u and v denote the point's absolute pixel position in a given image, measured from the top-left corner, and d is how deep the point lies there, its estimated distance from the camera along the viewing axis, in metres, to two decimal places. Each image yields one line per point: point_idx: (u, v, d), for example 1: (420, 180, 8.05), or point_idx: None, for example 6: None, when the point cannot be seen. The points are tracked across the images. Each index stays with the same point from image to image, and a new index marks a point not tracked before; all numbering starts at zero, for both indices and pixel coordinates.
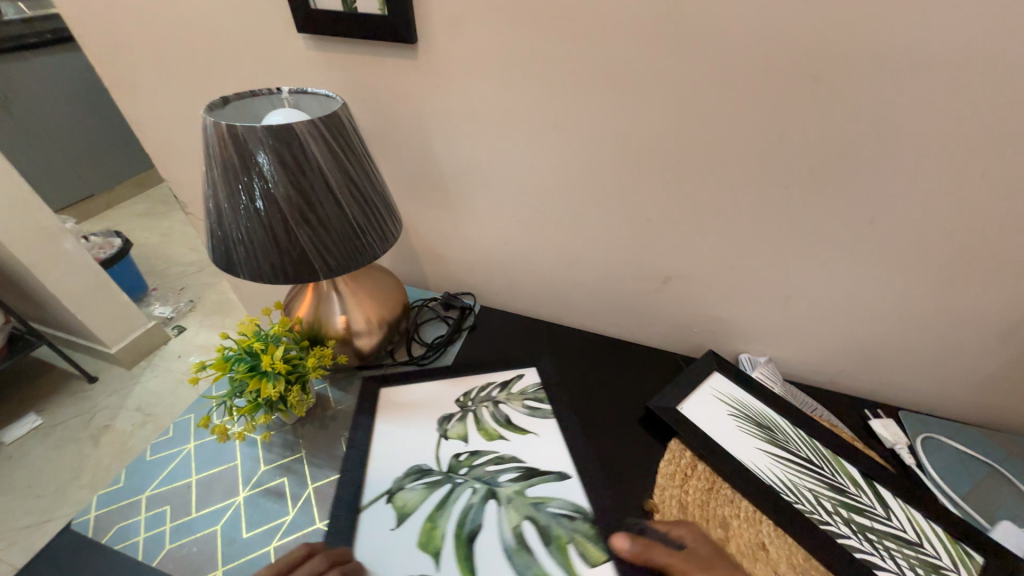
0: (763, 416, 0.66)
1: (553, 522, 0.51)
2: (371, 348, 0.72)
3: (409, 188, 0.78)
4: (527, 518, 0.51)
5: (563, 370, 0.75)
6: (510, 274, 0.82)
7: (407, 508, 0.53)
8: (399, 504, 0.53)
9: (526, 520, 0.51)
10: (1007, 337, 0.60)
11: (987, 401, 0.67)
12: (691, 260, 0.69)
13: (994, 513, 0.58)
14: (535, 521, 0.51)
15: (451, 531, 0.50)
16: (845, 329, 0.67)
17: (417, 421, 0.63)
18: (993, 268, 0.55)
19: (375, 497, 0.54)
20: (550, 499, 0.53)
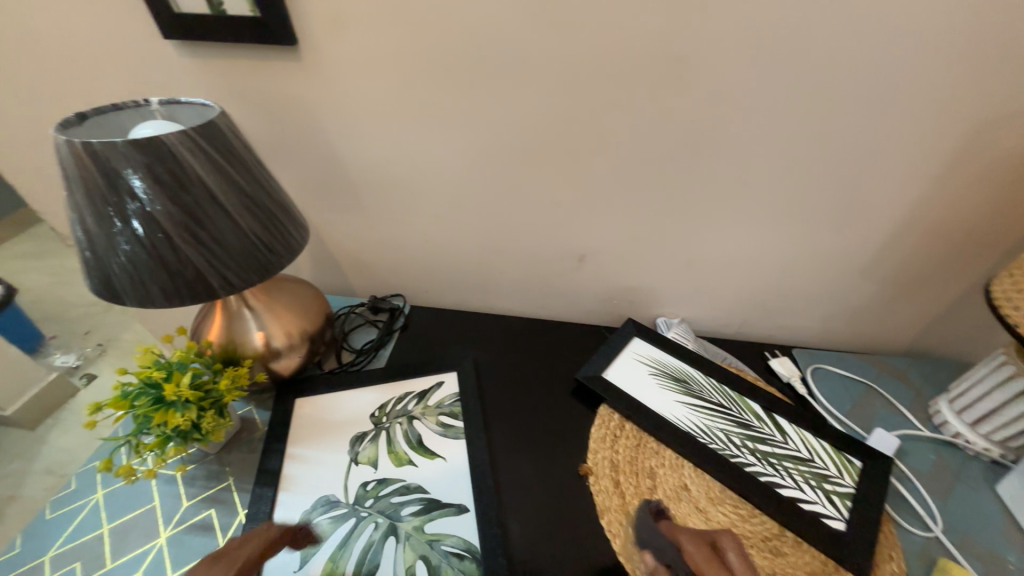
0: (679, 370, 0.70)
1: (444, 561, 0.52)
2: (295, 366, 0.69)
3: (316, 196, 0.74)
4: (420, 558, 0.52)
5: (492, 361, 0.75)
6: (434, 271, 0.81)
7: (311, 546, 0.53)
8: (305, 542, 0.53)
9: (420, 559, 0.52)
10: (867, 274, 0.69)
11: (863, 330, 0.76)
12: (604, 238, 0.71)
13: (870, 424, 0.67)
14: (428, 560, 0.52)
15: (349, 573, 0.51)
16: (742, 284, 0.73)
17: (332, 438, 0.64)
18: (849, 214, 0.62)
19: None
20: (446, 536, 0.54)
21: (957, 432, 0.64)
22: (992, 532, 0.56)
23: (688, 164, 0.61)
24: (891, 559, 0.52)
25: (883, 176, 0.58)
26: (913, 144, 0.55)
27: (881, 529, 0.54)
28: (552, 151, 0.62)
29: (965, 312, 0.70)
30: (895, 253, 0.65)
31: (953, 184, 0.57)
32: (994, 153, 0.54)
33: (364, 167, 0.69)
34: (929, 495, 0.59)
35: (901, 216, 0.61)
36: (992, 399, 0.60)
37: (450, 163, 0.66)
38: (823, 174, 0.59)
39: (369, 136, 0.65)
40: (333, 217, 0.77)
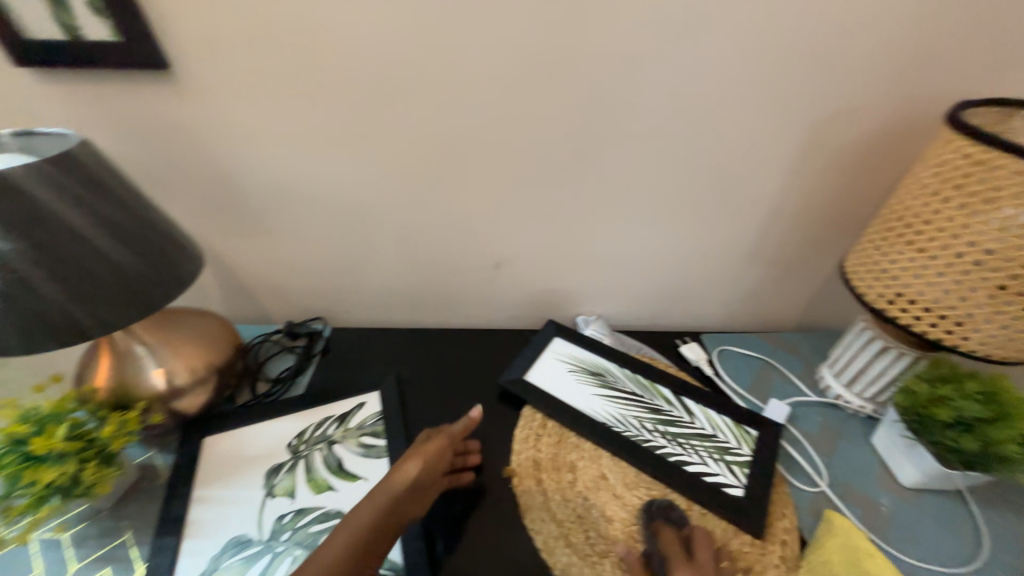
0: (596, 364, 0.73)
1: None
2: (202, 402, 0.65)
3: (215, 222, 0.70)
4: None
5: (417, 375, 0.75)
6: (352, 290, 0.80)
7: None
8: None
9: None
10: (752, 259, 0.76)
11: (758, 310, 0.84)
12: (516, 244, 0.74)
13: (768, 395, 0.73)
14: None
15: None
16: (647, 277, 0.78)
17: (245, 474, 0.61)
18: (726, 206, 0.69)
19: None
20: None
21: (838, 393, 0.71)
22: (868, 479, 0.63)
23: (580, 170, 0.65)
24: (784, 516, 0.57)
25: (748, 170, 0.65)
26: (767, 141, 0.62)
27: (775, 490, 0.59)
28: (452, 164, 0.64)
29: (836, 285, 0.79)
30: (771, 239, 0.73)
31: (805, 174, 0.66)
32: (831, 146, 0.63)
33: (264, 190, 0.67)
34: (817, 454, 0.65)
35: (770, 205, 0.69)
36: (859, 360, 0.67)
37: (354, 180, 0.66)
38: (699, 172, 0.65)
39: (266, 159, 0.64)
40: (236, 243, 0.73)
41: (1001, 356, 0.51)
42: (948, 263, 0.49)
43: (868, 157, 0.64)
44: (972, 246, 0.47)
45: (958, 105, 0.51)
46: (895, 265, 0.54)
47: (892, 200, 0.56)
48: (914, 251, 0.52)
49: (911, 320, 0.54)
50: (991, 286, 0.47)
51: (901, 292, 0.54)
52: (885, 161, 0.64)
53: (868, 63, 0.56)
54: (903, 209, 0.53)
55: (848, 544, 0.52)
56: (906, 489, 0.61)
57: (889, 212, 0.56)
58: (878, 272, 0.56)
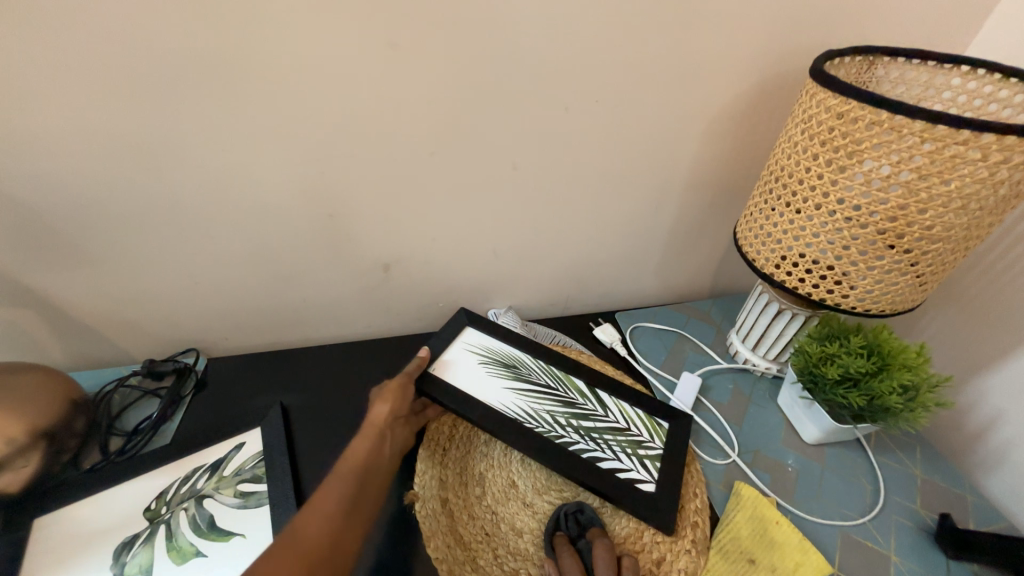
0: (509, 356, 0.66)
1: None
2: (27, 478, 0.53)
3: (15, 258, 0.57)
4: None
5: (308, 400, 0.67)
6: (223, 316, 0.69)
7: None
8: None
9: None
10: (652, 232, 0.74)
11: (667, 280, 0.83)
12: (403, 244, 0.67)
13: (681, 369, 0.72)
14: None
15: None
16: (551, 262, 0.74)
17: (87, 557, 0.51)
18: (617, 180, 0.66)
19: None
20: None
21: (745, 357, 0.71)
22: (776, 441, 0.63)
23: (456, 155, 0.59)
24: (695, 496, 0.55)
25: (634, 141, 0.62)
26: (647, 109, 0.59)
27: (687, 468, 0.58)
28: (308, 161, 0.56)
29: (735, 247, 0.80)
30: (667, 209, 0.72)
31: (690, 139, 0.64)
32: (711, 107, 0.61)
33: (73, 212, 0.54)
34: (727, 423, 0.65)
35: (661, 174, 0.67)
36: (760, 324, 0.67)
37: (189, 189, 0.55)
38: (584, 147, 0.62)
39: (66, 175, 0.52)
40: (55, 279, 0.60)
41: (878, 309, 0.51)
42: (822, 223, 0.48)
43: (747, 117, 0.63)
44: (841, 203, 0.46)
45: (821, 55, 0.49)
46: (777, 228, 0.53)
47: (771, 160, 0.54)
48: (792, 213, 0.51)
49: (796, 283, 0.53)
50: (861, 242, 0.47)
51: (785, 255, 0.53)
52: (763, 119, 0.64)
53: (736, 19, 0.54)
54: (780, 169, 0.52)
55: (754, 515, 0.54)
56: (810, 446, 0.62)
57: (769, 173, 0.54)
58: (764, 236, 0.55)
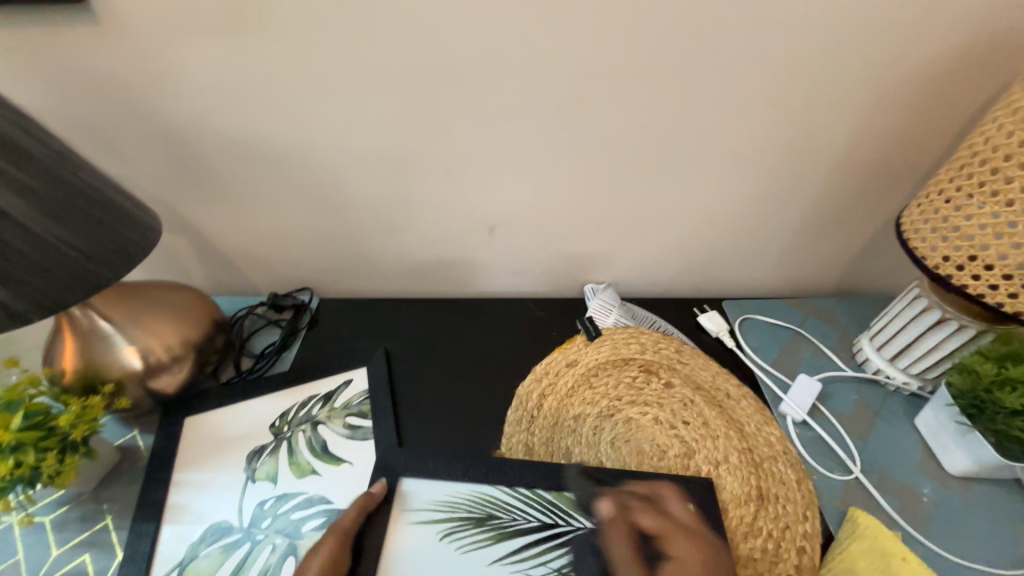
0: (472, 497, 0.51)
1: None
2: (181, 380, 0.61)
3: (175, 188, 0.64)
4: None
5: (407, 349, 0.70)
6: (337, 261, 0.73)
7: None
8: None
9: None
10: (784, 216, 0.66)
11: (788, 272, 0.75)
12: (512, 205, 0.65)
13: (796, 370, 0.66)
14: None
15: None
16: (661, 239, 0.70)
17: (224, 457, 0.58)
18: (755, 152, 0.59)
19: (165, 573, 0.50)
20: None
21: (878, 368, 0.63)
22: (910, 465, 0.55)
23: (582, 114, 0.55)
24: (805, 519, 0.50)
25: (786, 106, 0.55)
26: (804, 70, 0.52)
27: (796, 482, 0.53)
28: (434, 112, 0.56)
29: (882, 242, 0.69)
30: (807, 190, 0.63)
31: (855, 108, 0.55)
32: (890, 70, 0.52)
33: (224, 150, 0.59)
34: (850, 436, 0.58)
35: (809, 149, 0.59)
36: (907, 333, 0.58)
37: (322, 133, 0.58)
38: (725, 111, 0.55)
39: (223, 115, 0.56)
40: (204, 211, 0.66)
41: None
42: None
43: (932, 85, 0.53)
44: None
45: None
46: (971, 221, 0.44)
47: (973, 139, 0.45)
48: (999, 204, 0.42)
49: (981, 289, 0.45)
50: None
51: (976, 256, 0.44)
52: (955, 87, 0.53)
53: None
54: (988, 152, 0.43)
55: (876, 547, 0.47)
56: (953, 477, 0.54)
57: (969, 155, 0.45)
58: (946, 230, 0.46)
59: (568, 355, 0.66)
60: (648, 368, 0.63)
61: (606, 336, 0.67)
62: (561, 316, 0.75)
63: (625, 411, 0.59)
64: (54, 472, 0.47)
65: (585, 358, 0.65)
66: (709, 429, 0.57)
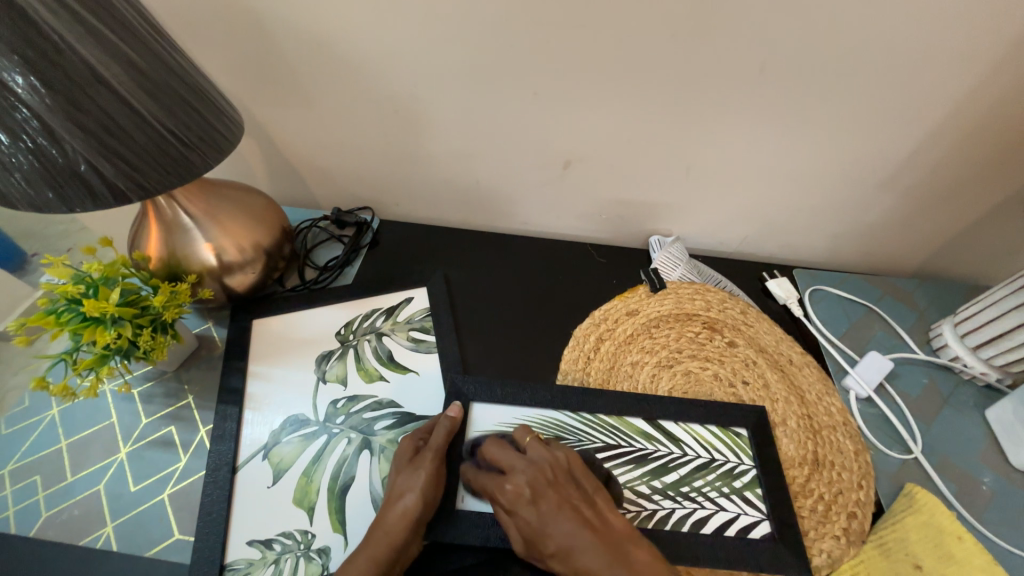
0: (546, 423, 0.53)
1: None
2: (253, 280, 0.63)
3: (250, 87, 0.62)
4: None
5: (466, 278, 0.70)
6: (401, 181, 0.72)
7: (283, 463, 0.53)
8: (276, 460, 0.53)
9: None
10: (888, 184, 0.61)
11: (872, 246, 0.70)
12: (595, 142, 0.61)
13: (865, 347, 0.63)
14: None
15: (324, 485, 0.52)
16: (745, 196, 0.65)
17: (293, 358, 0.61)
18: (880, 108, 0.53)
19: (250, 454, 0.54)
20: None
21: (955, 355, 0.60)
22: (974, 454, 0.54)
23: (698, 42, 0.49)
24: (859, 488, 0.51)
25: (938, 55, 0.47)
26: (974, 13, 0.44)
27: (854, 453, 0.53)
28: (535, 26, 0.50)
29: (989, 226, 0.63)
30: (926, 157, 0.57)
31: (1018, 66, 0.47)
32: None
33: (306, 47, 0.56)
34: (915, 419, 0.57)
35: (944, 109, 0.52)
36: (1000, 324, 0.54)
37: (410, 38, 0.53)
38: (865, 54, 0.48)
39: (308, 6, 0.52)
40: (277, 112, 0.65)
41: None
42: None
43: None
44: None
45: None
46: None
47: None
48: None
49: None
50: None
51: None
52: None
53: None
54: None
55: (931, 523, 0.47)
56: (1016, 471, 0.53)
57: None
58: None
59: (629, 304, 0.65)
60: (711, 325, 0.62)
61: (670, 289, 0.65)
62: (622, 264, 0.73)
63: (685, 362, 0.59)
64: (149, 347, 0.50)
65: (647, 308, 0.64)
66: (770, 392, 0.57)
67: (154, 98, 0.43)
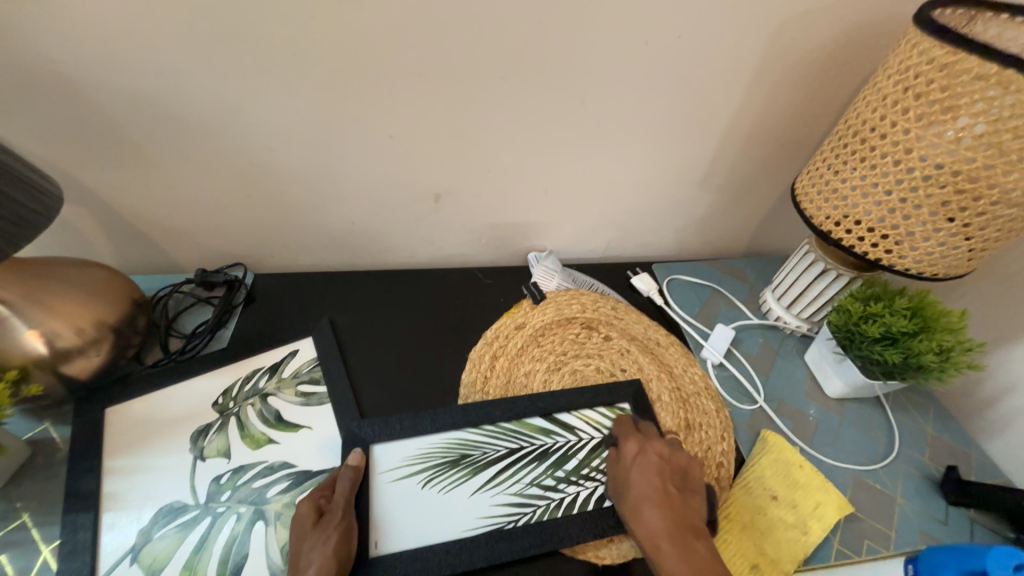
0: (448, 446, 0.54)
1: None
2: (99, 363, 0.55)
3: (73, 152, 0.56)
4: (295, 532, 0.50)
5: (354, 319, 0.70)
6: (271, 233, 0.69)
7: (158, 562, 0.47)
8: (149, 561, 0.47)
9: None
10: (703, 185, 0.74)
11: (706, 236, 0.84)
12: (458, 174, 0.65)
13: (714, 321, 0.75)
14: None
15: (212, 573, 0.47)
16: (599, 207, 0.74)
17: (161, 441, 0.55)
18: (681, 127, 0.64)
19: (114, 563, 0.47)
20: None
21: (777, 315, 0.73)
22: (801, 393, 0.67)
23: (526, 83, 0.56)
24: (722, 440, 0.59)
25: (710, 84, 0.60)
26: (725, 53, 0.57)
27: (716, 411, 0.62)
28: (378, 76, 0.53)
29: (782, 208, 0.80)
30: (724, 161, 0.70)
31: (765, 87, 0.61)
32: (794, 52, 0.58)
33: (135, 106, 0.53)
34: (757, 373, 0.68)
35: (727, 123, 0.65)
36: (800, 284, 0.68)
37: (252, 92, 0.53)
38: (659, 86, 0.59)
39: (132, 65, 0.49)
40: (111, 177, 0.59)
41: (929, 273, 0.53)
42: (897, 180, 0.49)
43: (826, 67, 0.60)
44: (923, 160, 0.47)
45: (929, 2, 0.48)
46: (847, 182, 0.53)
47: (848, 114, 0.54)
48: (867, 168, 0.51)
49: (853, 241, 0.55)
50: (935, 203, 0.48)
51: (848, 213, 0.54)
52: (842, 72, 0.61)
53: None
54: (862, 123, 0.52)
55: (779, 458, 0.57)
56: (831, 399, 0.66)
57: (845, 128, 0.54)
58: (829, 193, 0.55)
59: (516, 319, 0.69)
60: (589, 324, 0.68)
61: (550, 299, 0.71)
62: (507, 282, 0.77)
63: (572, 362, 0.64)
64: None
65: (533, 320, 0.69)
66: (644, 372, 0.64)
67: None
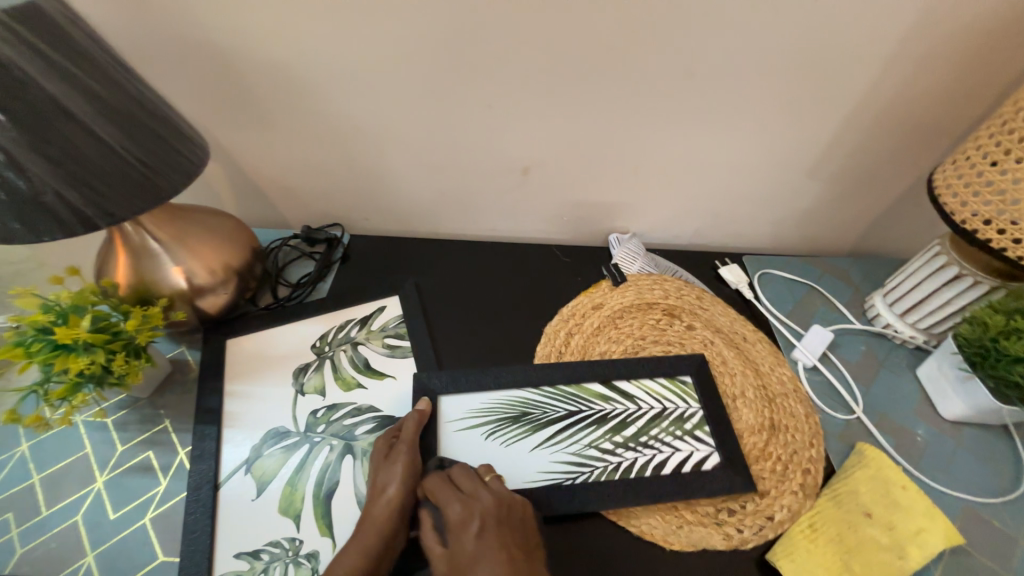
0: (512, 403, 0.57)
1: None
2: (225, 301, 0.63)
3: (213, 112, 0.63)
4: None
5: (437, 284, 0.73)
6: (368, 196, 0.74)
7: (267, 475, 0.54)
8: (259, 473, 0.54)
9: None
10: (815, 173, 0.67)
11: (809, 229, 0.76)
12: (551, 147, 0.65)
13: (809, 322, 0.69)
14: None
15: (309, 492, 0.53)
16: (693, 190, 0.70)
17: (269, 374, 0.62)
18: (800, 106, 0.59)
19: (232, 470, 0.54)
20: None
21: (887, 322, 0.66)
22: (909, 409, 0.60)
23: (634, 53, 0.54)
24: (811, 446, 0.56)
25: (843, 57, 0.53)
26: (867, 22, 0.50)
27: (806, 416, 0.58)
28: (484, 45, 0.54)
29: (906, 205, 0.71)
30: (844, 146, 0.63)
31: (910, 61, 0.54)
32: (954, 20, 0.50)
33: (266, 71, 0.58)
34: (856, 382, 0.63)
35: (856, 102, 0.58)
36: (921, 289, 0.61)
37: (367, 60, 0.56)
38: (782, 59, 0.54)
39: (268, 32, 0.54)
40: (240, 136, 0.66)
41: None
42: None
43: (994, 39, 0.51)
44: None
45: None
46: (1007, 176, 0.46)
47: (1019, 95, 0.46)
48: None
49: (1006, 245, 0.47)
50: None
51: (1005, 212, 0.47)
52: (1014, 44, 0.52)
53: None
54: None
55: (877, 476, 0.52)
56: (945, 421, 0.59)
57: (1013, 111, 0.46)
58: (980, 186, 0.48)
59: (594, 299, 0.69)
60: (670, 312, 0.66)
61: (630, 282, 0.70)
62: (586, 261, 0.77)
63: (649, 348, 0.63)
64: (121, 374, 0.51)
65: (611, 301, 0.68)
66: (728, 367, 0.61)
67: (123, 129, 0.45)
